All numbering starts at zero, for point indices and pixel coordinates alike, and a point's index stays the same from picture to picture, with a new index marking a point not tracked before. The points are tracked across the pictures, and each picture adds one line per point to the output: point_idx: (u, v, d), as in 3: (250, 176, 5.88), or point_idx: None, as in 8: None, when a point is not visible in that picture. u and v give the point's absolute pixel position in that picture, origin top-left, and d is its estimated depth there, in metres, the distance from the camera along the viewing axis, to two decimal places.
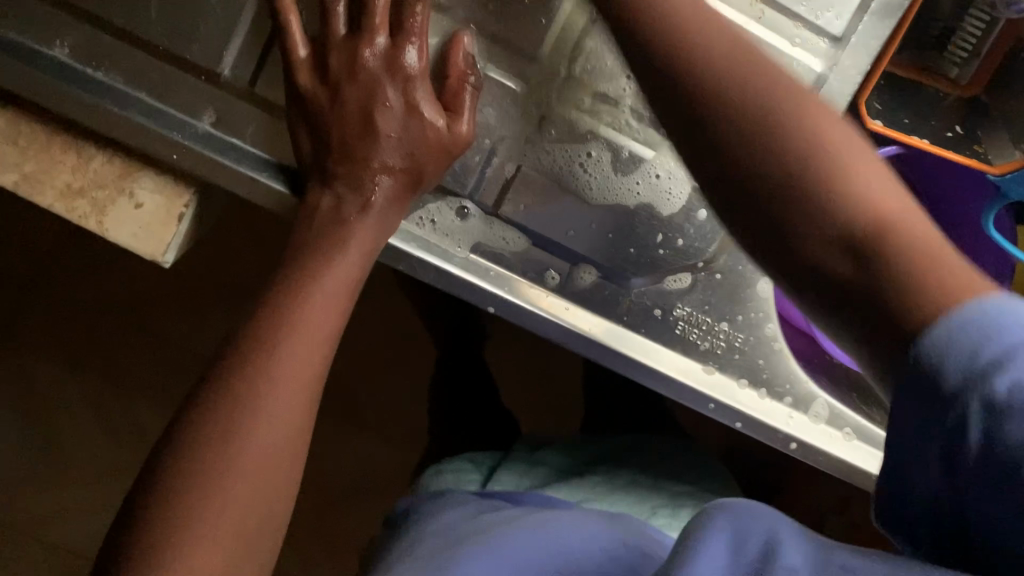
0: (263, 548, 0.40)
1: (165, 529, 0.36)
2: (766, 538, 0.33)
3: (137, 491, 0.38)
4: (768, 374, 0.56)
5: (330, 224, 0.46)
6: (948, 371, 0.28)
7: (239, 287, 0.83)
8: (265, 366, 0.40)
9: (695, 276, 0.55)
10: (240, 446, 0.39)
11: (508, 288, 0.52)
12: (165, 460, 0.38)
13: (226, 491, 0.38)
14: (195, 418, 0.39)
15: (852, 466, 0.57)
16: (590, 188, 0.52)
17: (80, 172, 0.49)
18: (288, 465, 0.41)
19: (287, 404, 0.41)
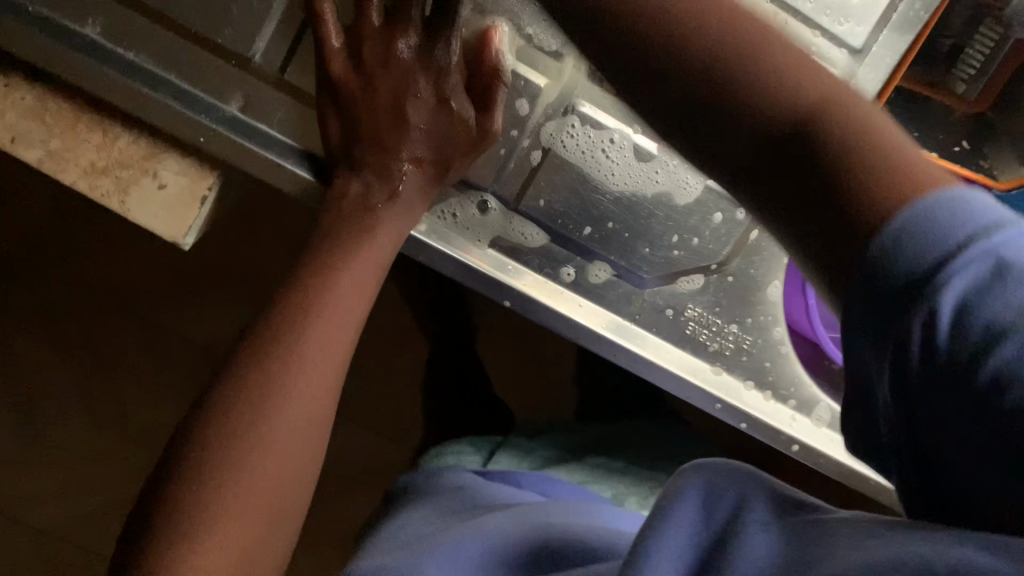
0: (286, 528, 0.40)
1: (199, 499, 0.37)
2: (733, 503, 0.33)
3: (168, 464, 0.38)
4: (774, 377, 0.57)
5: (357, 211, 0.47)
6: (904, 263, 0.26)
7: (240, 275, 0.83)
8: (298, 344, 0.41)
9: (708, 278, 0.55)
10: (268, 426, 0.39)
11: (525, 283, 0.53)
12: (196, 434, 0.39)
13: (261, 466, 0.38)
14: (225, 393, 0.39)
15: (851, 469, 0.58)
16: (610, 177, 0.52)
17: (104, 151, 0.49)
18: (314, 441, 0.41)
19: (316, 382, 0.41)
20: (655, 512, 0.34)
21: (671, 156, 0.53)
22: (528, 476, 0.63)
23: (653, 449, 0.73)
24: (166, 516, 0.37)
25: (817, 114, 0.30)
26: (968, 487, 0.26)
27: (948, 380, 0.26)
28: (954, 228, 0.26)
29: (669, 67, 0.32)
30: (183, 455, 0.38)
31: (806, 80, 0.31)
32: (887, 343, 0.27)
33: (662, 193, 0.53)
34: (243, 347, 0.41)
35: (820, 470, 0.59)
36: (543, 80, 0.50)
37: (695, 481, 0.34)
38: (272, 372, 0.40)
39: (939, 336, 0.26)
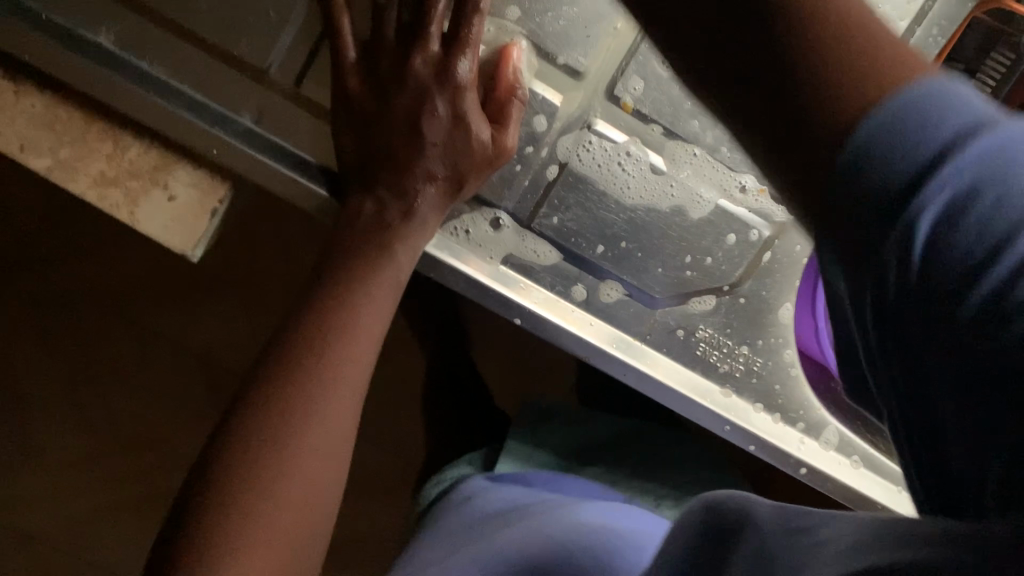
0: (310, 550, 0.40)
1: (224, 529, 0.36)
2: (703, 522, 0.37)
3: (190, 489, 0.38)
4: (783, 400, 0.57)
5: (373, 229, 0.46)
6: (885, 169, 0.20)
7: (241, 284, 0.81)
8: (318, 367, 0.40)
9: (720, 299, 0.55)
10: (292, 453, 0.39)
11: (537, 299, 0.52)
12: (219, 460, 0.38)
13: (287, 493, 0.38)
14: (248, 416, 0.39)
15: (855, 492, 0.58)
16: (626, 191, 0.52)
17: (114, 161, 0.48)
18: (335, 465, 0.41)
19: (338, 407, 0.41)
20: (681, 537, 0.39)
21: (685, 173, 0.52)
22: (539, 476, 0.64)
23: (659, 465, 0.73)
24: (190, 538, 0.36)
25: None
26: (955, 470, 0.21)
27: (936, 335, 0.20)
28: (935, 121, 0.20)
29: None
30: (205, 483, 0.37)
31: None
32: (863, 277, 0.21)
33: (676, 212, 0.53)
34: (265, 366, 0.41)
35: (826, 493, 0.59)
36: (561, 97, 0.50)
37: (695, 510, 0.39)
38: (295, 396, 0.39)
39: (913, 274, 0.20)
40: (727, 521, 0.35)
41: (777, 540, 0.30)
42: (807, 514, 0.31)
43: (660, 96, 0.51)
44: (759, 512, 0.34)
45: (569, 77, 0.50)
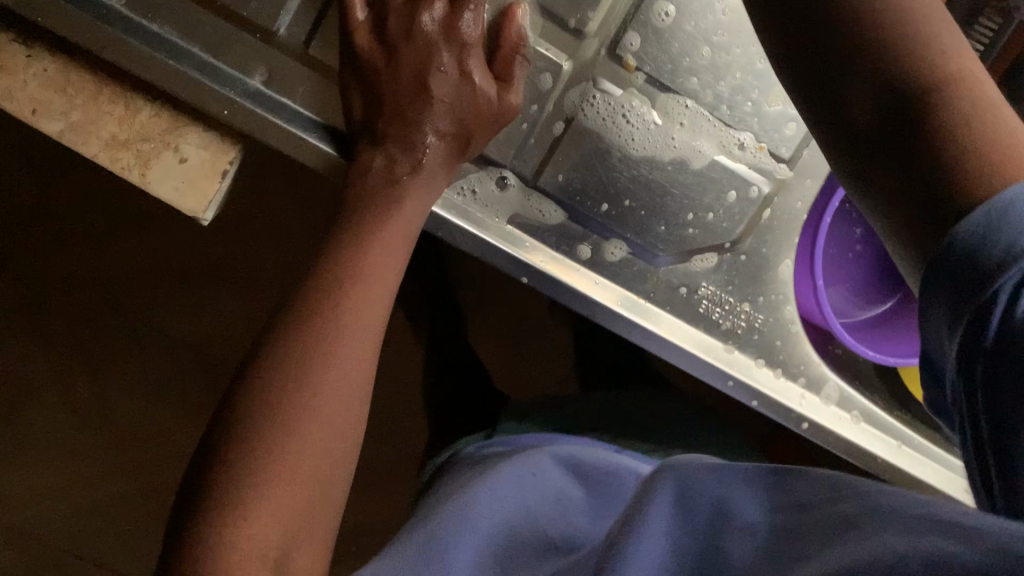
0: (329, 493, 0.42)
1: (250, 463, 0.38)
2: (709, 505, 0.37)
3: (218, 429, 0.40)
4: (784, 355, 0.58)
5: (383, 184, 0.47)
6: (1000, 247, 0.28)
7: (241, 270, 0.81)
8: (338, 312, 0.42)
9: (721, 256, 0.56)
10: (314, 396, 0.40)
11: (542, 257, 0.53)
12: (244, 400, 0.40)
13: (311, 432, 0.40)
14: (270, 359, 0.41)
15: (855, 445, 0.60)
16: (631, 144, 0.53)
17: (126, 124, 0.49)
18: (356, 409, 0.43)
19: (357, 352, 0.43)
20: (638, 506, 0.40)
21: (685, 130, 0.53)
22: (534, 437, 0.63)
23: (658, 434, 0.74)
24: (216, 483, 0.38)
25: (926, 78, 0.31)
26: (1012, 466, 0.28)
27: (1005, 380, 0.28)
28: None
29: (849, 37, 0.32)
30: (230, 421, 0.40)
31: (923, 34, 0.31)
32: (963, 315, 0.29)
33: (678, 169, 0.53)
34: (286, 314, 0.43)
35: (827, 447, 0.60)
36: (564, 56, 0.51)
37: (669, 484, 0.40)
38: (312, 348, 0.41)
39: (1004, 327, 0.28)
40: (708, 512, 0.37)
41: (800, 515, 0.34)
42: (800, 492, 0.36)
43: (659, 53, 0.52)
44: (738, 500, 0.37)
45: (571, 37, 0.51)
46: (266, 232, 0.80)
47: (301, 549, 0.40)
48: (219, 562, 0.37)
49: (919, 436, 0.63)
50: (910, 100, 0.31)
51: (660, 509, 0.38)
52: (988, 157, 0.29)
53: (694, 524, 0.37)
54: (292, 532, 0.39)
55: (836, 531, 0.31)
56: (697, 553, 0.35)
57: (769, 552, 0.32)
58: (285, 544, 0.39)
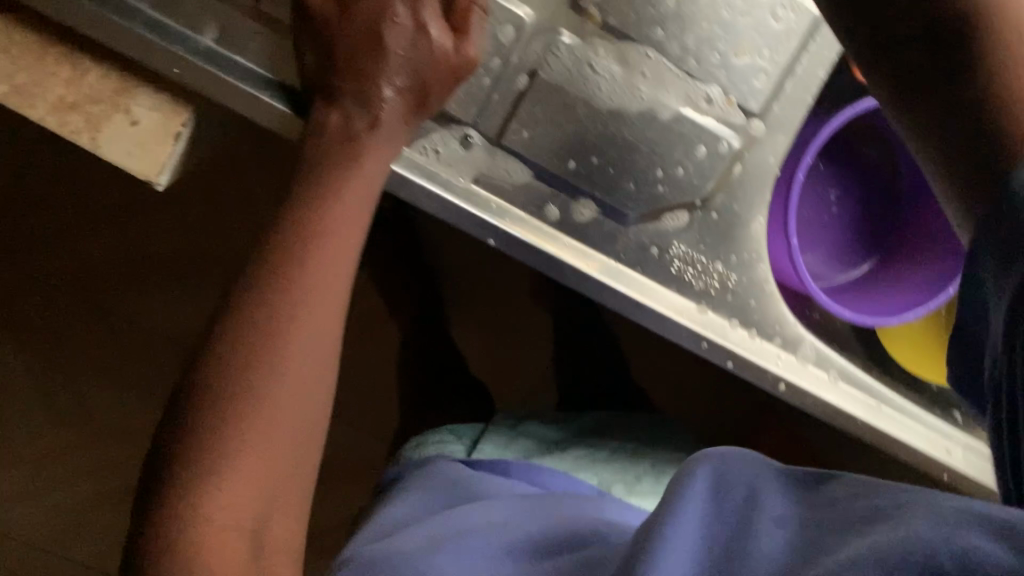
0: (306, 454, 0.41)
1: (213, 428, 0.38)
2: (745, 496, 0.39)
3: (183, 395, 0.40)
4: (758, 316, 0.57)
5: (341, 141, 0.46)
6: None
7: (229, 240, 0.82)
8: (298, 274, 0.41)
9: (693, 214, 0.55)
10: (278, 360, 0.39)
11: (510, 220, 0.52)
12: (207, 365, 0.39)
13: (278, 395, 0.39)
14: (232, 325, 0.40)
15: (836, 407, 0.59)
16: (598, 95, 0.51)
17: (73, 86, 0.48)
18: (323, 372, 0.42)
19: (319, 313, 0.41)
20: (668, 496, 0.41)
21: (649, 81, 0.51)
22: (518, 468, 0.62)
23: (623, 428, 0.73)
24: (185, 449, 0.38)
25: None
26: None
27: None
28: None
29: None
30: (194, 385, 0.39)
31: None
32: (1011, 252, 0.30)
33: (645, 125, 0.52)
34: (247, 276, 0.41)
35: (807, 409, 0.59)
36: (525, 9, 0.49)
37: (704, 477, 0.40)
38: (273, 311, 0.40)
39: None
40: (741, 503, 0.39)
41: (828, 522, 0.35)
42: (835, 496, 0.37)
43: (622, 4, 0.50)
44: (771, 501, 0.38)
45: None
46: (250, 198, 0.80)
47: (278, 514, 0.40)
48: (193, 528, 0.37)
49: (899, 394, 0.62)
50: (964, 40, 0.31)
51: (694, 505, 0.39)
52: None
53: (723, 524, 0.38)
54: (266, 498, 0.39)
55: (860, 527, 0.33)
56: (722, 556, 0.36)
57: (795, 554, 0.34)
58: (260, 510, 0.39)
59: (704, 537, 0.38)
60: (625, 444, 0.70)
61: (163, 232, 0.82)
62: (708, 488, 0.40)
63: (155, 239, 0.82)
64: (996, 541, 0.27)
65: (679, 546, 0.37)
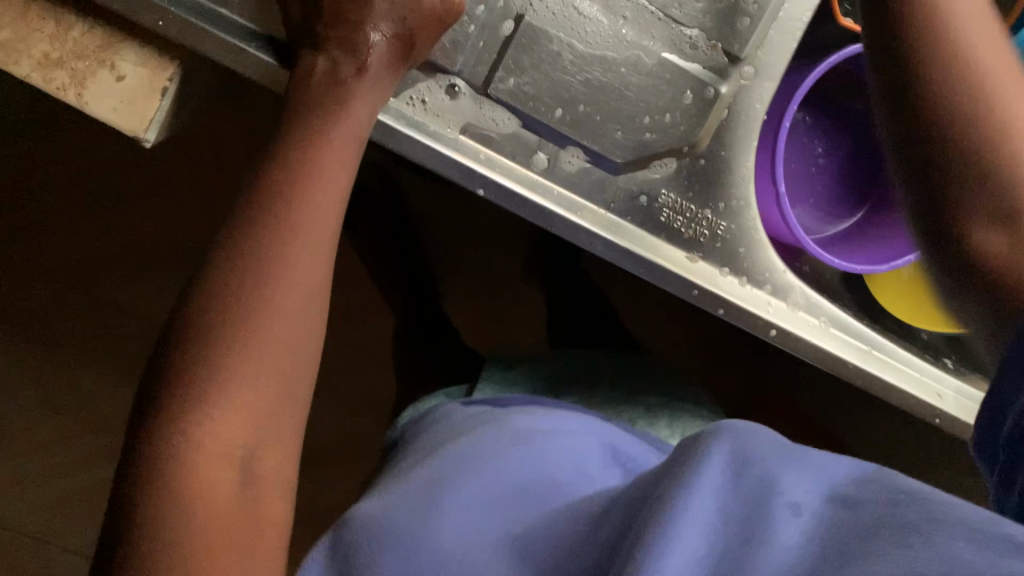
0: (299, 393, 0.40)
1: (204, 362, 0.37)
2: (761, 478, 0.35)
3: (170, 332, 0.38)
4: (748, 263, 0.57)
5: (328, 85, 0.46)
6: None
7: (225, 189, 0.85)
8: (289, 212, 0.41)
9: (681, 161, 0.55)
10: (269, 295, 0.39)
11: (499, 169, 0.52)
12: (196, 299, 0.38)
13: (269, 330, 0.38)
14: (222, 261, 0.39)
15: (826, 351, 0.59)
16: (584, 40, 0.52)
17: (58, 42, 0.48)
18: (316, 311, 0.41)
19: (309, 252, 0.41)
20: (678, 472, 0.37)
21: (633, 27, 0.53)
22: (518, 399, 0.62)
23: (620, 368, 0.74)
24: (174, 386, 0.37)
25: (973, 116, 0.42)
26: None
27: None
28: None
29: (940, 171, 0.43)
30: (183, 321, 0.38)
31: (954, 54, 0.43)
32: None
33: (632, 70, 0.53)
34: (234, 214, 0.41)
35: (797, 355, 0.59)
36: None
37: (720, 451, 0.37)
38: (263, 247, 0.40)
39: None
40: (755, 488, 0.35)
41: (847, 514, 0.33)
42: (849, 489, 0.35)
43: None
44: (786, 478, 0.35)
45: None
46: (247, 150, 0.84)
47: (267, 450, 0.38)
48: (182, 461, 0.36)
49: (891, 340, 0.62)
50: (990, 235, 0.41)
51: (707, 482, 0.35)
52: None
53: (734, 504, 0.35)
54: (259, 431, 0.38)
55: (891, 536, 0.31)
56: (735, 550, 0.32)
57: (819, 559, 0.31)
58: (253, 443, 0.38)
59: (716, 517, 0.34)
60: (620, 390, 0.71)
61: (160, 188, 0.85)
62: (722, 464, 0.36)
63: (159, 223, 0.86)
64: (1011, 558, 0.28)
65: (687, 538, 0.33)
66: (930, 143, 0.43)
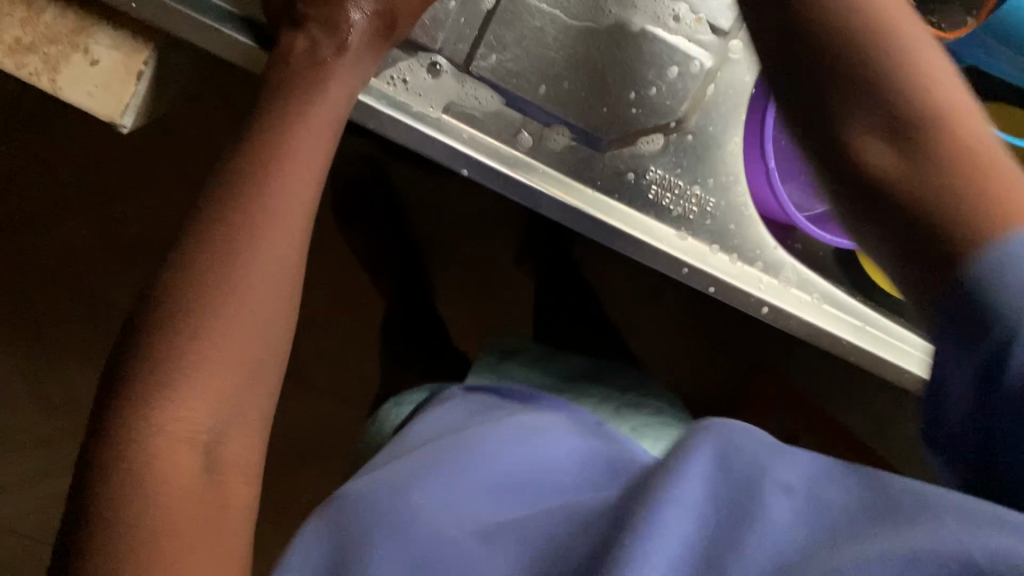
0: (269, 374, 0.39)
1: (170, 347, 0.36)
2: (748, 472, 0.38)
3: (139, 317, 0.37)
4: (738, 240, 0.57)
5: (307, 64, 0.45)
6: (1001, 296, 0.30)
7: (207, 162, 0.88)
8: (264, 191, 0.40)
9: (668, 137, 0.55)
10: (239, 277, 0.38)
11: (482, 149, 0.51)
12: (166, 282, 0.38)
13: (236, 312, 0.38)
14: (193, 243, 0.38)
15: (820, 328, 0.58)
16: (568, 15, 0.52)
17: (30, 26, 0.47)
18: (289, 293, 0.40)
19: (283, 234, 0.40)
20: (677, 458, 0.40)
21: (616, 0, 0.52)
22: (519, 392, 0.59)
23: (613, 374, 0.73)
24: (139, 365, 0.36)
25: (939, 144, 0.33)
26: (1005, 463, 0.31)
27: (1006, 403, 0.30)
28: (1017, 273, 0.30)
29: (825, 86, 0.35)
30: (153, 305, 0.37)
31: (917, 75, 0.34)
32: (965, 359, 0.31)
33: (616, 44, 0.53)
34: (206, 194, 0.40)
35: (790, 331, 0.59)
36: None
37: (716, 446, 0.40)
38: (235, 228, 0.39)
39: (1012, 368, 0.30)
40: (742, 482, 0.38)
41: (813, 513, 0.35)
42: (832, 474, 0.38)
43: None
44: (774, 469, 0.38)
45: None
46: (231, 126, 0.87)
47: (233, 433, 0.37)
48: (143, 442, 0.35)
49: (892, 318, 0.61)
50: (911, 157, 0.33)
51: (691, 489, 0.37)
52: (990, 208, 0.31)
53: (718, 498, 0.37)
54: (223, 414, 0.37)
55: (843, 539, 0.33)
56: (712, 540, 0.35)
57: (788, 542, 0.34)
58: (218, 426, 0.37)
59: (699, 505, 0.37)
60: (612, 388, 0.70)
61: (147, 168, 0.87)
62: (715, 459, 0.39)
63: (147, 200, 0.88)
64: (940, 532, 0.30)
65: (675, 521, 0.35)
66: (814, 55, 0.35)
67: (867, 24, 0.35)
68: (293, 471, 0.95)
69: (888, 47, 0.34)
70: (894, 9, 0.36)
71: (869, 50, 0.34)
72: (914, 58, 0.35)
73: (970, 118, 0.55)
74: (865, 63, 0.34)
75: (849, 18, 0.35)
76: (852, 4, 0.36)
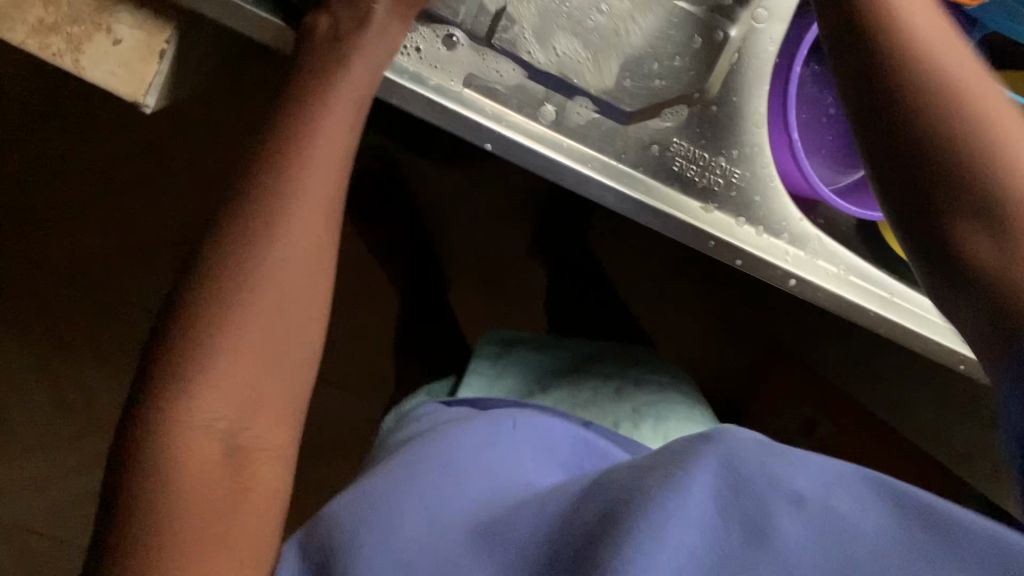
0: (303, 349, 0.39)
1: (199, 317, 0.37)
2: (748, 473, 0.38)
3: (175, 290, 0.38)
4: (765, 213, 0.56)
5: (320, 41, 0.45)
6: None
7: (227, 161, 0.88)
8: (290, 164, 0.40)
9: (692, 108, 0.54)
10: (267, 249, 0.38)
11: (506, 122, 0.50)
12: (198, 258, 0.38)
13: (269, 283, 0.38)
14: (223, 219, 0.39)
15: (846, 301, 0.57)
16: None
17: (52, 7, 0.46)
18: (320, 265, 0.40)
19: (309, 203, 0.40)
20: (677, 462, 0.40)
21: None
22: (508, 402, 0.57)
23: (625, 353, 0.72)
24: (171, 336, 0.37)
25: (973, 158, 0.34)
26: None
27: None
28: None
29: (907, 165, 0.35)
30: (187, 278, 0.38)
31: (975, 117, 0.34)
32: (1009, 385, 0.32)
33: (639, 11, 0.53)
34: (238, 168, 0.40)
35: (818, 305, 0.58)
36: None
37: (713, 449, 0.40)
38: (262, 202, 0.39)
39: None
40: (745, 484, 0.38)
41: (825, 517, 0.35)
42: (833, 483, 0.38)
43: None
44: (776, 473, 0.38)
45: None
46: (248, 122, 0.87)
47: (255, 420, 0.37)
48: (175, 412, 0.36)
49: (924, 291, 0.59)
50: (984, 229, 0.33)
51: (700, 474, 0.38)
52: None
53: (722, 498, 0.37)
54: (258, 386, 0.37)
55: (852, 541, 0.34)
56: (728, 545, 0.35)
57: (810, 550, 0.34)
58: (252, 399, 0.37)
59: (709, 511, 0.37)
60: (617, 366, 0.69)
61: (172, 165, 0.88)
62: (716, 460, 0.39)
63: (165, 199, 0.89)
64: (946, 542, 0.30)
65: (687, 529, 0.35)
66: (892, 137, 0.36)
67: (950, 93, 0.35)
68: (312, 461, 0.96)
69: (970, 119, 0.34)
70: (973, 77, 0.36)
71: (953, 119, 0.34)
72: (997, 127, 0.34)
73: (996, 87, 0.54)
74: (944, 133, 0.34)
75: (931, 90, 0.35)
76: (936, 73, 0.36)
